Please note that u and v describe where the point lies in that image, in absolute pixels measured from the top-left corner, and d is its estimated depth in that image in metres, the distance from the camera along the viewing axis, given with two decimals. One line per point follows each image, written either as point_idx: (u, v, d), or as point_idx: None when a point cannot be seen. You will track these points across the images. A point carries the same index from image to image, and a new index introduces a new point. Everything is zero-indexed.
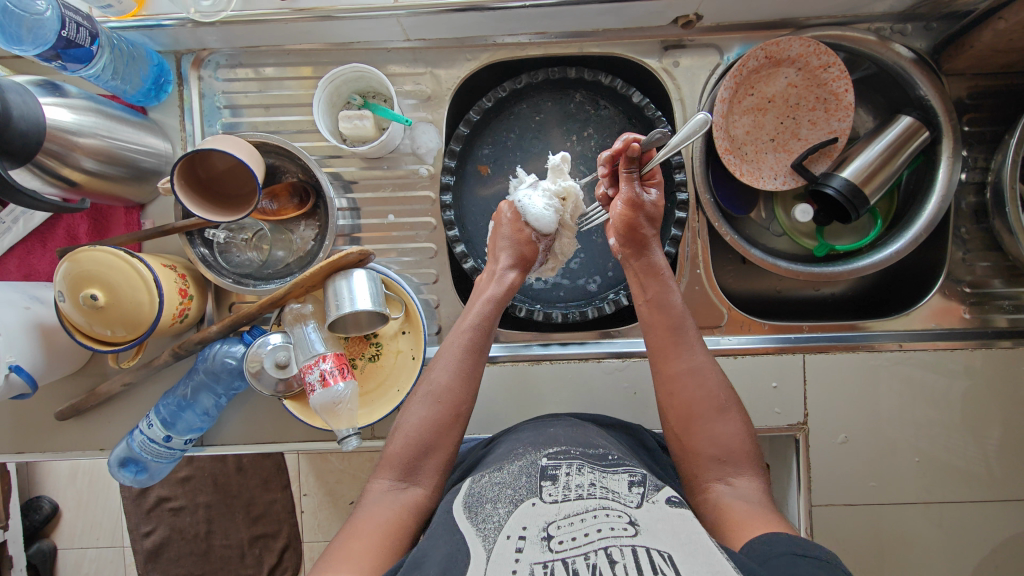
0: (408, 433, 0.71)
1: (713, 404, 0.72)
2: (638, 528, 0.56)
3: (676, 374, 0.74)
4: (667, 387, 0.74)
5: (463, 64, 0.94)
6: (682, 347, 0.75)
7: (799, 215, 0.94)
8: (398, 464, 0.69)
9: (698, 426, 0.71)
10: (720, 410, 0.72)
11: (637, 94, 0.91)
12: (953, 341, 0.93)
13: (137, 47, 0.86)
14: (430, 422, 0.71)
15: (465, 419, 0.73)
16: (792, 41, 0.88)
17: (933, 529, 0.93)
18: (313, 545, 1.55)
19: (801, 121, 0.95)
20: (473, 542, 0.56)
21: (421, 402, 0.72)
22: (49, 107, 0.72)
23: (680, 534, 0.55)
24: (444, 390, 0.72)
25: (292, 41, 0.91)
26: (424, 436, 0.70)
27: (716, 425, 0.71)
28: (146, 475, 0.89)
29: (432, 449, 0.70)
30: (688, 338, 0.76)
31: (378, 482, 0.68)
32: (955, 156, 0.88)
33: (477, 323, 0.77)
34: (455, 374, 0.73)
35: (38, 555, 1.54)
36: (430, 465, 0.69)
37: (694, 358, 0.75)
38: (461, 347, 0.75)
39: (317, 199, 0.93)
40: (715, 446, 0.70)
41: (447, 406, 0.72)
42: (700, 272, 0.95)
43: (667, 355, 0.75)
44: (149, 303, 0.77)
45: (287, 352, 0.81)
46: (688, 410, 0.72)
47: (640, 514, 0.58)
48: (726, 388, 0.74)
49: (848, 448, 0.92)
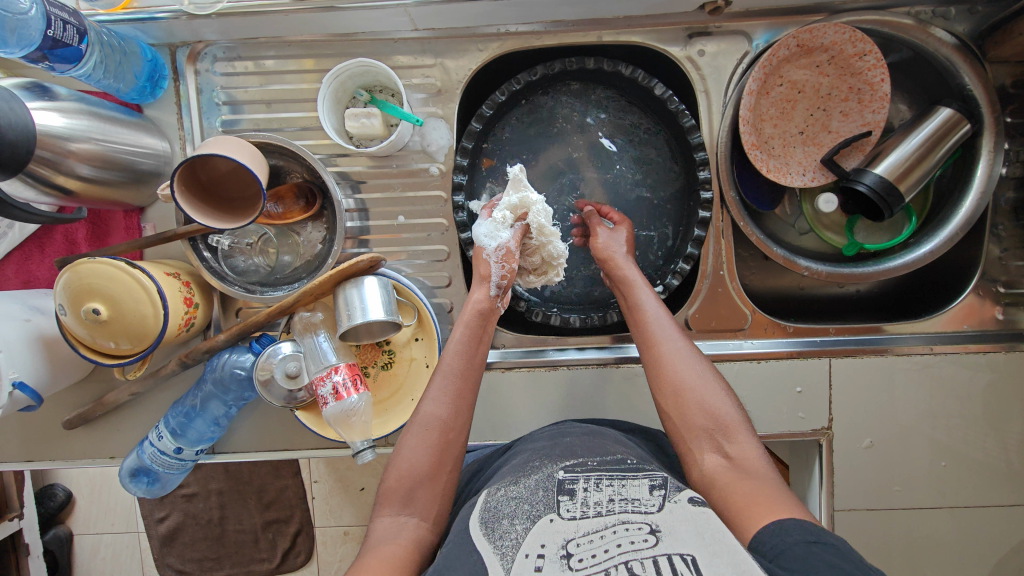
0: (401, 464, 0.67)
1: (697, 379, 0.69)
2: (659, 536, 0.53)
3: (657, 360, 0.71)
4: (652, 373, 0.71)
5: (474, 55, 0.88)
6: (659, 334, 0.73)
7: (823, 206, 0.90)
8: (396, 496, 0.65)
9: (686, 400, 0.68)
10: (704, 381, 0.69)
11: (660, 86, 0.85)
12: (985, 343, 0.89)
13: (129, 42, 0.81)
14: (426, 450, 0.67)
15: (459, 447, 0.69)
16: (826, 27, 0.83)
17: (954, 530, 0.91)
18: (325, 530, 1.55)
19: (832, 113, 0.89)
20: (492, 561, 0.54)
21: (414, 433, 0.69)
22: (38, 112, 0.68)
23: (704, 536, 0.53)
24: (437, 417, 0.69)
25: (292, 31, 0.86)
26: (419, 465, 0.66)
27: (706, 397, 0.68)
28: (159, 485, 0.88)
29: (424, 478, 0.66)
30: (664, 326, 0.74)
31: (380, 519, 0.65)
32: (997, 151, 0.84)
33: (456, 347, 0.73)
34: (444, 404, 0.69)
35: (54, 541, 1.55)
36: (426, 496, 0.66)
37: (673, 344, 0.72)
38: (445, 372, 0.71)
39: (324, 200, 0.89)
40: (704, 417, 0.66)
41: (435, 431, 0.68)
42: (723, 274, 0.91)
43: (647, 345, 0.73)
44: (154, 316, 0.74)
45: (297, 362, 0.79)
46: (677, 390, 0.69)
47: (661, 519, 0.55)
48: (709, 367, 0.71)
49: (872, 452, 0.90)
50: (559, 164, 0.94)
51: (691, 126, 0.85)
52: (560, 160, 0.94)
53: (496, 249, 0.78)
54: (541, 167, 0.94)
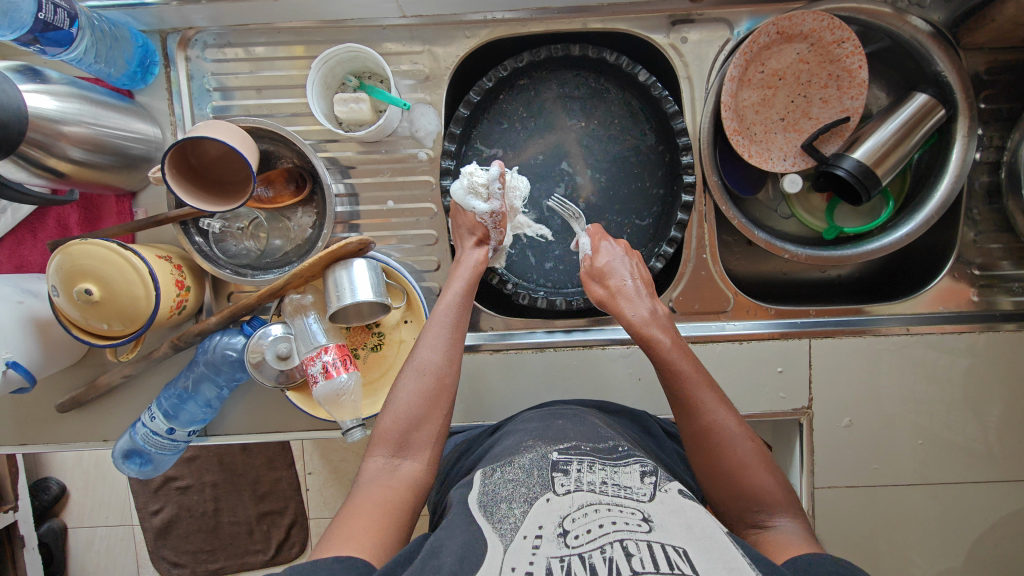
0: (397, 408, 0.69)
1: (736, 461, 0.66)
2: (652, 524, 0.55)
3: (696, 433, 0.69)
4: (693, 444, 0.69)
5: (461, 42, 0.90)
6: (696, 407, 0.69)
7: (787, 184, 0.90)
8: (389, 440, 0.67)
9: (725, 483, 0.66)
10: (744, 463, 0.66)
11: (644, 72, 0.87)
12: (960, 324, 0.92)
13: (120, 28, 0.82)
14: (421, 395, 0.70)
15: (452, 390, 0.72)
16: (805, 15, 0.85)
17: (932, 509, 0.94)
18: (319, 521, 1.56)
19: (813, 100, 0.92)
20: (490, 541, 0.55)
21: (410, 377, 0.71)
22: (30, 94, 0.69)
23: (694, 528, 0.55)
24: (432, 364, 0.72)
25: (282, 18, 0.87)
26: (414, 410, 0.69)
27: (745, 479, 0.66)
28: (151, 466, 0.89)
29: (420, 420, 0.69)
30: (701, 394, 0.69)
31: (373, 459, 0.67)
32: (971, 135, 0.86)
33: (455, 297, 0.77)
34: (442, 348, 0.73)
35: (49, 534, 1.56)
36: (421, 437, 0.68)
37: (713, 417, 0.68)
38: (443, 321, 0.75)
39: (314, 185, 0.90)
40: (743, 501, 0.65)
41: (432, 376, 0.71)
42: (706, 257, 0.93)
43: (684, 416, 0.70)
44: (146, 297, 0.75)
45: (288, 343, 0.80)
46: (717, 469, 0.67)
47: (654, 509, 0.57)
48: (748, 439, 0.68)
49: (852, 431, 0.92)
50: (547, 153, 0.96)
51: (675, 111, 0.87)
52: (548, 149, 0.96)
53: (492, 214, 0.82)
54: (530, 155, 0.96)
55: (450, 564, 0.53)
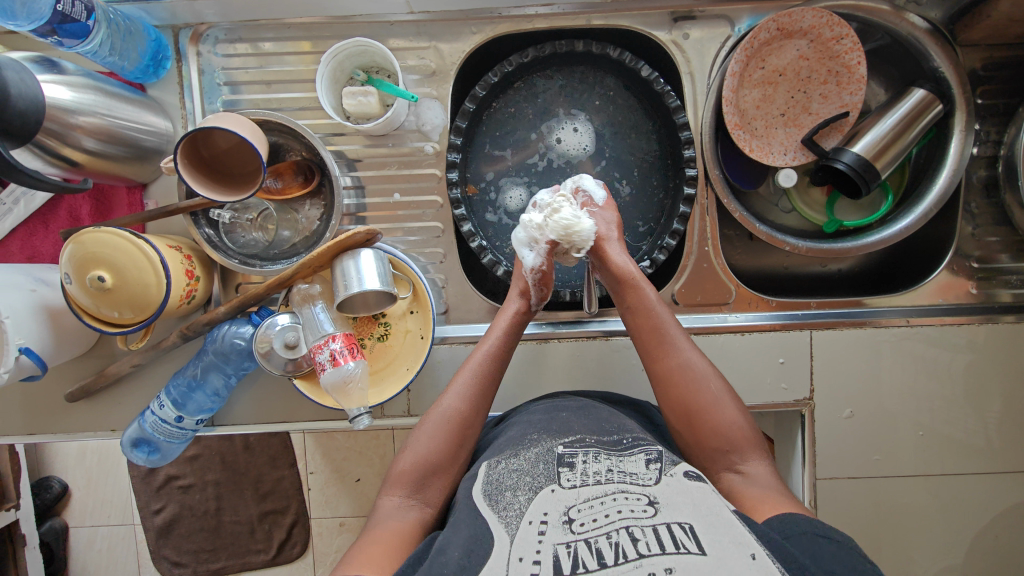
0: (417, 450, 0.70)
1: (709, 398, 0.70)
2: (658, 506, 0.56)
3: (667, 372, 0.72)
4: (662, 386, 0.72)
5: (467, 38, 0.91)
6: (667, 346, 0.73)
7: (782, 178, 0.92)
8: (408, 480, 0.68)
9: (700, 423, 0.69)
10: (715, 401, 0.70)
11: (646, 67, 0.89)
12: (959, 316, 0.93)
13: (134, 22, 0.84)
14: (442, 442, 0.71)
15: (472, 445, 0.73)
16: (804, 11, 0.87)
17: (933, 501, 0.94)
18: (320, 521, 1.56)
19: (812, 96, 0.93)
20: (497, 534, 0.56)
21: (432, 423, 0.72)
22: (48, 85, 0.71)
23: (701, 506, 0.56)
24: (456, 413, 0.73)
25: (292, 13, 0.89)
26: (434, 455, 0.70)
27: (717, 416, 0.69)
28: (159, 455, 0.90)
29: (438, 467, 0.69)
30: (671, 335, 0.74)
31: (389, 498, 0.68)
32: (968, 130, 0.88)
33: (489, 348, 0.78)
34: (467, 399, 0.74)
35: (50, 533, 1.56)
36: (438, 481, 0.69)
37: (682, 355, 0.72)
38: (472, 372, 0.76)
39: (322, 177, 0.92)
40: (715, 437, 0.68)
41: (456, 429, 0.72)
42: (708, 250, 0.94)
43: (654, 358, 0.74)
44: (156, 285, 0.76)
45: (296, 332, 0.81)
46: (688, 409, 0.70)
47: (659, 491, 0.58)
48: (716, 378, 0.72)
49: (853, 423, 0.93)
50: (571, 134, 0.97)
51: (677, 106, 0.88)
52: (571, 129, 0.97)
53: (533, 274, 0.80)
54: (556, 134, 0.97)
55: (457, 559, 0.54)
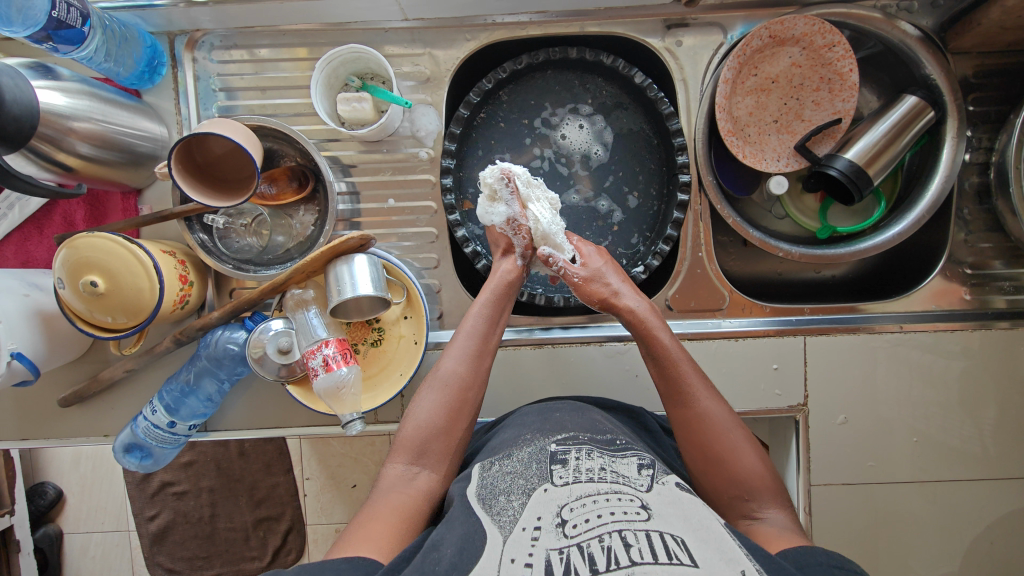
0: (419, 417, 0.71)
1: (728, 445, 0.69)
2: (650, 512, 0.56)
3: (689, 419, 0.71)
4: (682, 432, 0.71)
5: (462, 45, 0.92)
6: (688, 395, 0.72)
7: (775, 185, 0.92)
8: (410, 448, 0.69)
9: (719, 471, 0.68)
10: (736, 449, 0.68)
11: (639, 74, 0.89)
12: (953, 322, 0.93)
13: (129, 28, 0.85)
14: (442, 406, 0.71)
15: (474, 409, 0.73)
16: (797, 19, 0.87)
17: (928, 507, 0.94)
18: (316, 528, 1.54)
19: (805, 103, 0.94)
20: (490, 532, 0.56)
21: (432, 389, 0.72)
22: (43, 90, 0.71)
23: (692, 520, 0.56)
24: (455, 376, 0.73)
25: (288, 20, 0.90)
26: (435, 420, 0.70)
27: (736, 463, 0.68)
28: (151, 461, 0.89)
29: (439, 432, 0.70)
30: (691, 382, 0.72)
31: (392, 467, 0.68)
32: (960, 136, 0.88)
33: (480, 312, 0.78)
34: (462, 362, 0.74)
35: (44, 539, 1.55)
36: (439, 447, 0.69)
37: (703, 404, 0.71)
38: (468, 334, 0.76)
39: (317, 183, 0.92)
40: (733, 485, 0.67)
41: (456, 391, 0.72)
42: (702, 255, 0.94)
43: (674, 405, 0.73)
44: (150, 290, 0.77)
45: (289, 338, 0.81)
46: (708, 456, 0.69)
47: (652, 499, 0.58)
48: (741, 430, 0.70)
49: (847, 429, 0.93)
50: (576, 134, 0.97)
51: (671, 112, 0.89)
52: (576, 130, 0.98)
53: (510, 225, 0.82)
54: (558, 136, 0.97)
55: (450, 556, 0.53)
